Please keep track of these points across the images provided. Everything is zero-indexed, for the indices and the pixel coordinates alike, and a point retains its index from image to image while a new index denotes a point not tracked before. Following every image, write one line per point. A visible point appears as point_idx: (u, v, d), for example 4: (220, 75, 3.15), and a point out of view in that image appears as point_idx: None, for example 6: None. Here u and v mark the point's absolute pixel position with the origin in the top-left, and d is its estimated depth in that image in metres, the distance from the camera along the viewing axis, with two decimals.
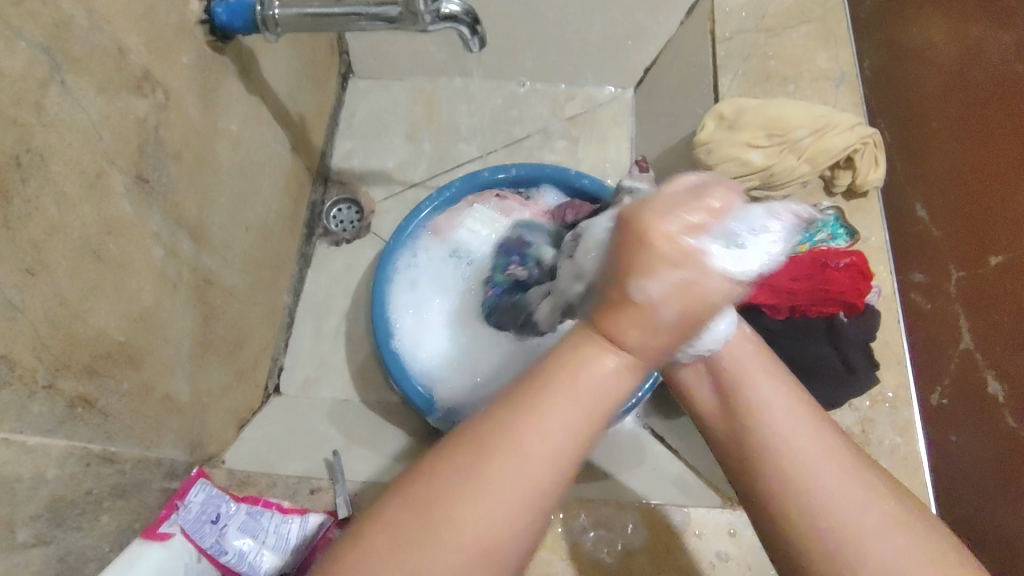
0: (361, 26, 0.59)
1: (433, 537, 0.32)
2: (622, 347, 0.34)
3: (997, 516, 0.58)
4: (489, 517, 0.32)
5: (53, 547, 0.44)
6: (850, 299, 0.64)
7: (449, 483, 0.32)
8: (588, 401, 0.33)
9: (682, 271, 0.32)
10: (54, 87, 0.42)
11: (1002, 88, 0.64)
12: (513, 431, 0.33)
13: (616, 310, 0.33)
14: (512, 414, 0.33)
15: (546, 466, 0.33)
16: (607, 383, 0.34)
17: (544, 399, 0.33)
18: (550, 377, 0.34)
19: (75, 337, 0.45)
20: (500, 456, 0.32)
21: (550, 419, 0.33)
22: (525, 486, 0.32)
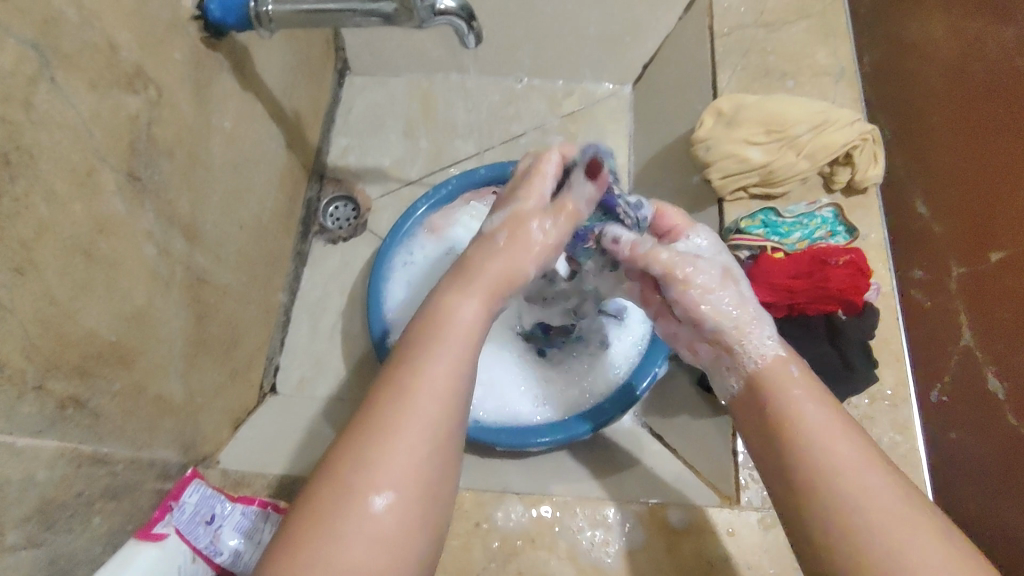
0: (356, 23, 0.58)
1: (347, 505, 0.35)
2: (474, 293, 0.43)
3: (996, 513, 0.58)
4: (396, 466, 0.36)
5: (43, 550, 0.44)
6: (849, 296, 0.63)
7: (354, 455, 0.36)
8: (456, 338, 0.41)
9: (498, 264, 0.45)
10: (43, 84, 0.42)
11: (1004, 81, 0.64)
12: (398, 387, 0.38)
13: (476, 260, 0.46)
14: (397, 377, 0.39)
15: (438, 408, 0.38)
16: (466, 320, 0.42)
17: (423, 354, 0.40)
18: (428, 338, 0.41)
19: (66, 337, 0.45)
20: (392, 411, 0.37)
21: (435, 362, 0.39)
22: (418, 432, 0.37)
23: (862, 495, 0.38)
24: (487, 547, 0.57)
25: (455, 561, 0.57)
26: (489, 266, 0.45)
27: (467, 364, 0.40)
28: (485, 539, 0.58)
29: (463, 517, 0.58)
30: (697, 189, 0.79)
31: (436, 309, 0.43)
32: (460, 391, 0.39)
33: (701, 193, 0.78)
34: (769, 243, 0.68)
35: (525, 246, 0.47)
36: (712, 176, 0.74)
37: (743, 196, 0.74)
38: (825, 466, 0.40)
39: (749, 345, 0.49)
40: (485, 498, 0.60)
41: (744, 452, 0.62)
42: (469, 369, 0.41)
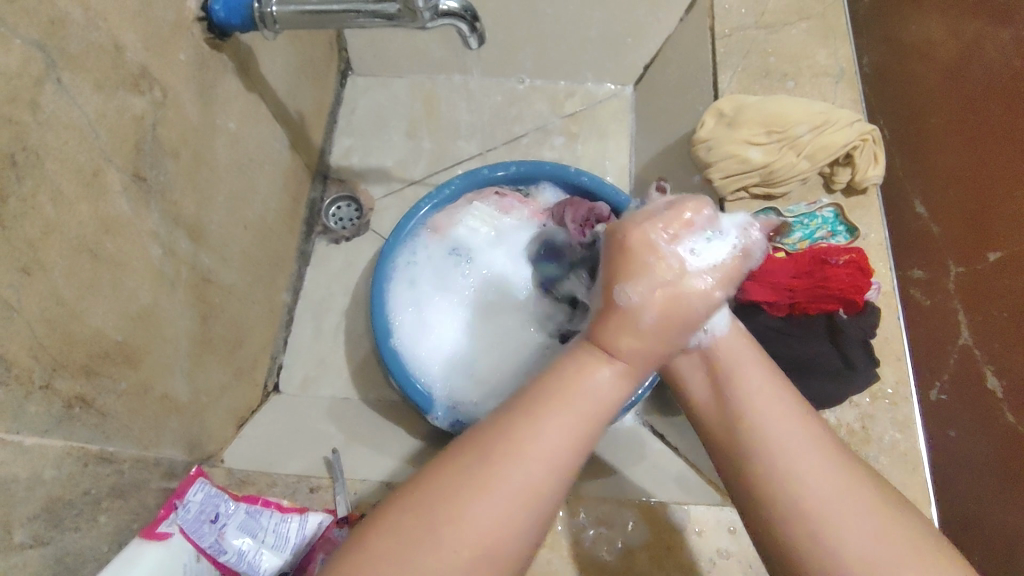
0: (360, 23, 0.59)
1: (443, 532, 0.36)
2: (617, 358, 0.41)
3: (996, 511, 0.58)
4: (498, 513, 0.37)
5: (51, 548, 0.44)
6: (849, 296, 0.64)
7: (460, 490, 0.37)
8: (587, 404, 0.39)
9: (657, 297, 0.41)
10: (49, 85, 0.42)
11: (1000, 84, 0.65)
12: (522, 434, 0.38)
13: (610, 322, 0.41)
14: (510, 425, 0.39)
15: (547, 467, 0.38)
16: (603, 389, 0.40)
17: (545, 408, 0.39)
18: (556, 385, 0.40)
19: (72, 336, 0.45)
20: (503, 462, 0.37)
21: (557, 421, 0.39)
22: (525, 486, 0.37)
23: (807, 482, 0.40)
24: None
25: None
26: (639, 331, 0.40)
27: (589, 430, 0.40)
28: None
29: None
30: (699, 189, 0.80)
31: (567, 364, 0.41)
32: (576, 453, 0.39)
33: (703, 193, 0.79)
34: (771, 242, 0.68)
35: (634, 323, 0.40)
36: (713, 176, 0.74)
37: (745, 196, 0.74)
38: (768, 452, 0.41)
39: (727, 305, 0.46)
40: None
41: None
42: (588, 437, 0.40)
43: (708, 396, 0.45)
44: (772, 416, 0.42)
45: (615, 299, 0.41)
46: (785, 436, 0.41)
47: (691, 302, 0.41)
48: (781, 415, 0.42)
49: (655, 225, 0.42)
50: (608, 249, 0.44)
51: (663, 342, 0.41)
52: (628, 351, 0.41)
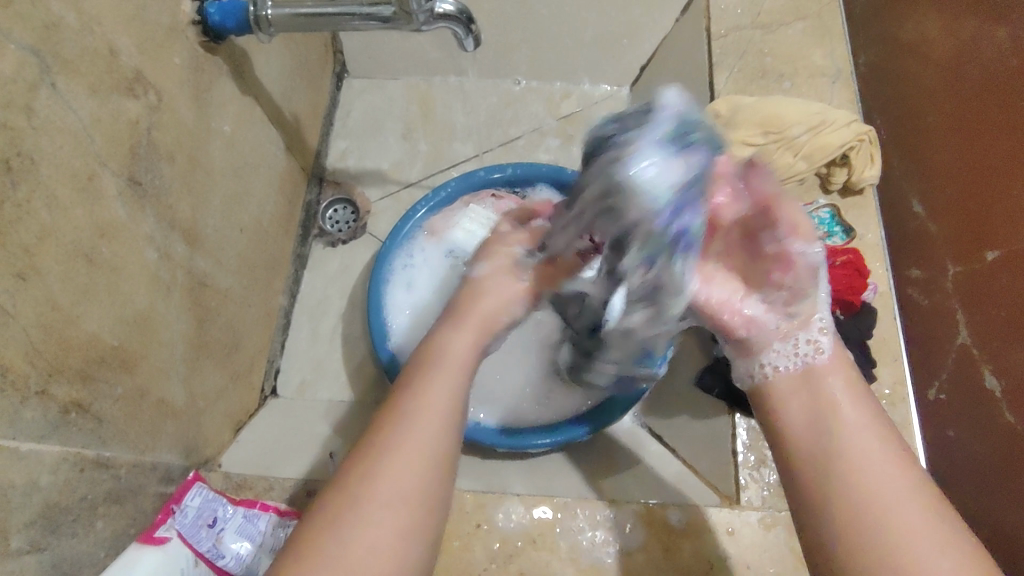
0: (354, 26, 0.59)
1: (350, 519, 0.37)
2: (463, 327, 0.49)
3: (998, 511, 0.57)
4: (400, 484, 0.39)
5: (47, 554, 0.44)
6: (846, 296, 0.64)
7: (362, 474, 0.39)
8: (450, 368, 0.45)
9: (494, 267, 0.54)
10: (44, 90, 0.42)
11: (997, 81, 0.64)
12: (403, 408, 0.42)
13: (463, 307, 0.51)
14: (388, 418, 0.42)
15: (436, 425, 0.42)
16: (459, 352, 0.47)
17: (418, 383, 0.44)
18: (429, 362, 0.46)
19: (69, 341, 0.45)
20: (394, 429, 0.41)
21: (432, 389, 0.43)
22: (415, 448, 0.40)
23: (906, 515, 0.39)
24: (488, 548, 0.58)
25: (456, 562, 0.57)
26: (474, 310, 0.50)
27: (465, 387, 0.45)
28: (486, 540, 0.58)
29: (465, 518, 0.59)
30: None
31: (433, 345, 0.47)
32: (454, 408, 0.43)
33: None
34: None
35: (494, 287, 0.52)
36: None
37: None
38: (868, 485, 0.41)
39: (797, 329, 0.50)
40: (487, 499, 0.60)
41: (744, 451, 0.62)
42: (463, 397, 0.44)
43: (802, 415, 0.46)
44: (857, 434, 0.43)
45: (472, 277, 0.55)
46: (869, 456, 0.42)
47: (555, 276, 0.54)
48: (865, 439, 0.43)
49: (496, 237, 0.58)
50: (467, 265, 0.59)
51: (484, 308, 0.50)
52: (476, 321, 0.50)
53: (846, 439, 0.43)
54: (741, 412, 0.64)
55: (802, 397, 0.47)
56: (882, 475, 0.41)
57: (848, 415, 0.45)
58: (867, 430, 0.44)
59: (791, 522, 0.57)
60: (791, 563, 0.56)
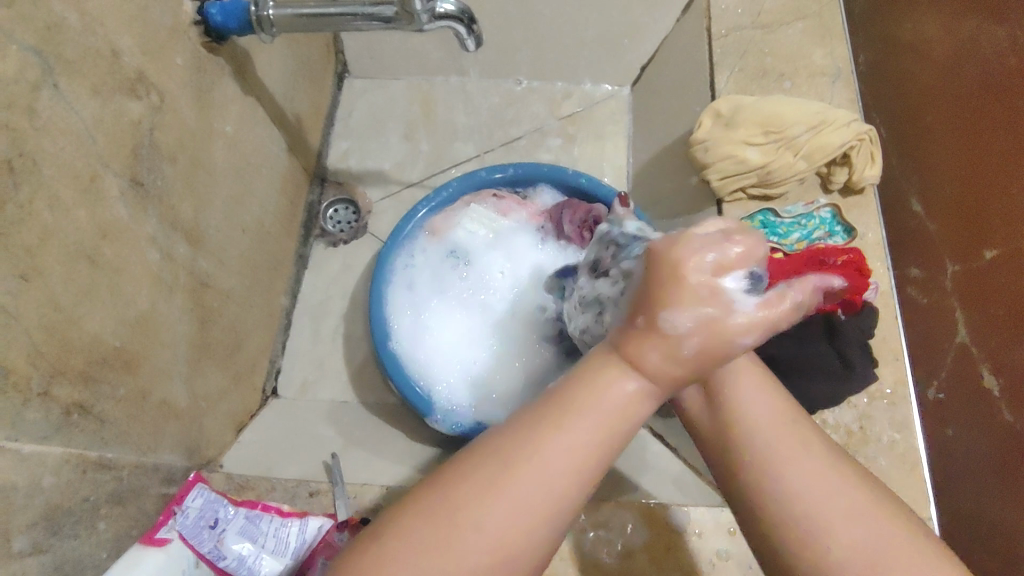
0: (357, 26, 0.59)
1: (453, 544, 0.35)
2: (646, 374, 0.37)
3: (996, 508, 0.58)
4: (508, 529, 0.35)
5: (50, 555, 0.44)
6: (849, 297, 0.62)
7: (473, 504, 0.36)
8: (606, 417, 0.37)
9: (707, 308, 0.36)
10: (47, 90, 0.42)
11: (996, 81, 0.64)
12: (542, 445, 0.36)
13: (648, 346, 0.37)
14: (521, 438, 0.37)
15: (565, 478, 0.36)
16: (621, 404, 0.37)
17: (555, 419, 0.37)
18: (578, 392, 0.38)
19: (70, 342, 0.45)
20: (521, 464, 0.36)
21: (570, 435, 0.37)
22: (536, 494, 0.36)
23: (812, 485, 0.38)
24: None
25: None
26: (649, 354, 0.37)
27: (619, 437, 0.38)
28: None
29: None
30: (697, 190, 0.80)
31: (592, 371, 0.39)
32: (595, 462, 0.37)
33: (700, 195, 0.78)
34: (768, 244, 0.68)
35: (674, 339, 0.36)
36: (710, 176, 0.74)
37: (742, 196, 0.74)
38: (775, 472, 0.39)
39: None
40: None
41: None
42: (607, 452, 0.38)
43: (698, 401, 0.43)
44: (759, 413, 0.41)
45: (657, 317, 0.36)
46: (770, 434, 0.40)
47: (729, 338, 0.36)
48: (769, 415, 0.41)
49: (691, 247, 0.36)
50: (653, 266, 0.37)
51: (715, 359, 0.37)
52: (656, 367, 0.37)
53: (747, 424, 0.41)
54: None
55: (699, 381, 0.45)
56: (785, 448, 0.39)
57: (743, 394, 0.42)
58: (764, 404, 0.41)
59: None
60: None
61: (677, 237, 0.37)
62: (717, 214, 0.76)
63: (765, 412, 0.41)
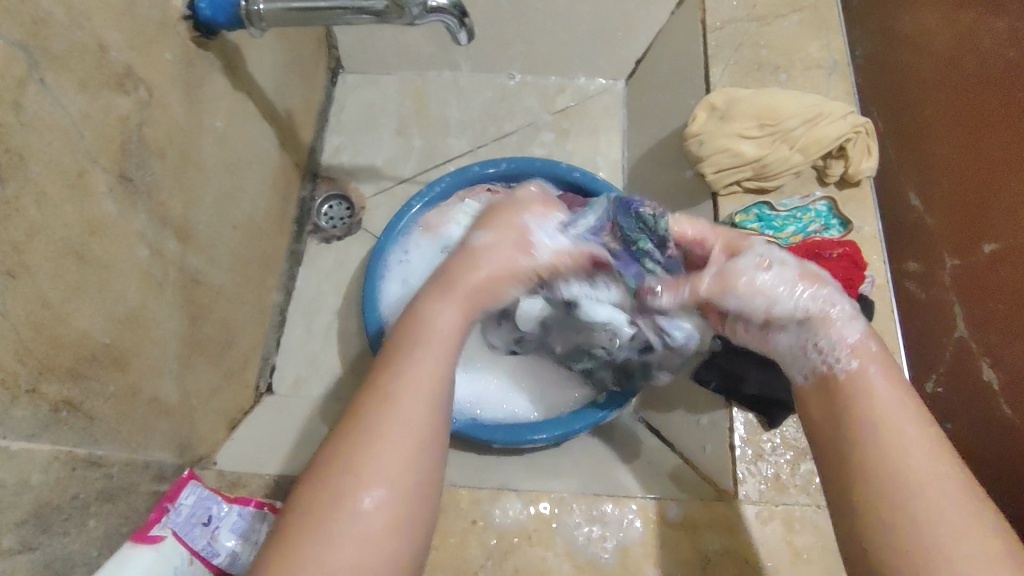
0: (347, 20, 0.58)
1: (335, 503, 0.37)
2: (452, 296, 0.45)
3: (990, 502, 0.59)
4: (381, 468, 0.38)
5: (39, 553, 0.43)
6: (843, 289, 0.63)
7: (343, 462, 0.38)
8: (434, 343, 0.43)
9: (504, 234, 0.49)
10: (32, 85, 0.41)
11: (998, 74, 0.63)
12: (384, 391, 0.40)
13: (455, 267, 0.47)
14: (378, 389, 0.41)
15: (423, 405, 0.40)
16: (444, 328, 0.44)
17: (401, 360, 0.42)
18: (413, 336, 0.43)
19: (59, 339, 0.45)
20: (380, 409, 0.40)
21: (415, 368, 0.41)
22: (405, 429, 0.39)
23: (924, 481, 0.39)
24: (484, 544, 0.57)
25: (451, 559, 0.57)
26: (466, 279, 0.46)
27: (449, 360, 0.43)
28: (482, 536, 0.58)
29: (460, 514, 0.58)
30: (689, 185, 0.79)
31: (416, 313, 0.45)
32: (442, 388, 0.41)
33: (694, 188, 0.78)
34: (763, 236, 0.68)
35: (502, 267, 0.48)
36: (706, 170, 0.73)
37: (737, 189, 0.74)
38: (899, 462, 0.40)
39: (838, 324, 0.47)
40: (482, 495, 0.59)
41: (741, 445, 0.61)
42: (447, 372, 0.43)
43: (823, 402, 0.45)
44: (885, 406, 0.42)
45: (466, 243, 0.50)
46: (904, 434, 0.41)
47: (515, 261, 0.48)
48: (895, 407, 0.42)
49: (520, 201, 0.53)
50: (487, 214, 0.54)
51: (499, 281, 0.47)
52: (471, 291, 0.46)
53: (870, 408, 0.42)
54: (736, 405, 0.63)
55: (820, 388, 0.46)
56: (914, 448, 0.40)
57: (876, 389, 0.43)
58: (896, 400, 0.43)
59: (788, 515, 0.57)
60: (788, 556, 0.55)
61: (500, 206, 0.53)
62: (712, 207, 0.75)
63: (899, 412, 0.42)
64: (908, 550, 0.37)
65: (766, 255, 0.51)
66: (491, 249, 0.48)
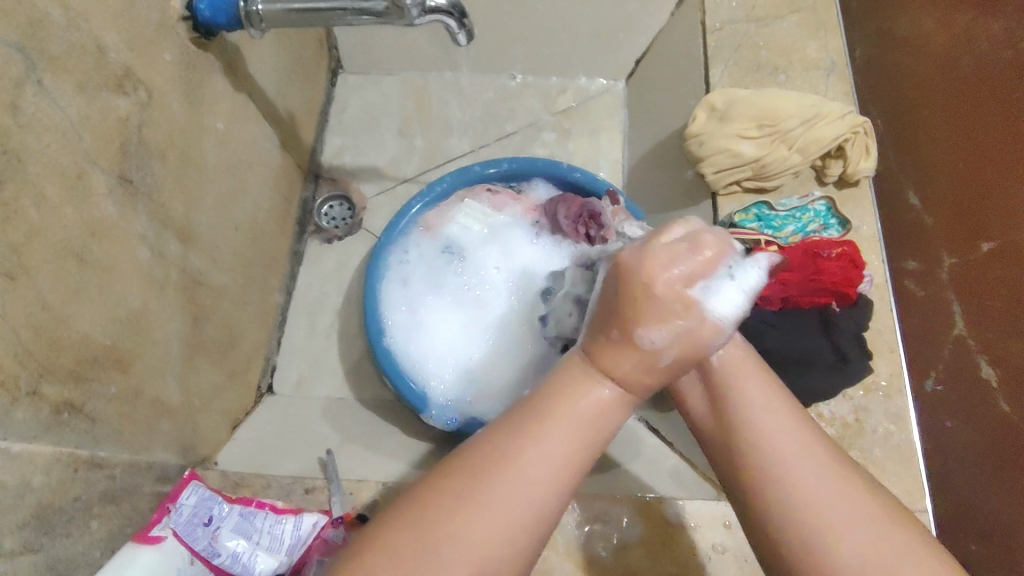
0: (348, 21, 0.58)
1: (428, 551, 0.35)
2: (617, 381, 0.39)
3: (993, 498, 0.58)
4: (484, 540, 0.35)
5: (42, 554, 0.44)
6: (842, 289, 0.64)
7: (449, 513, 0.36)
8: (581, 425, 0.38)
9: (676, 309, 0.38)
10: (30, 87, 0.41)
11: (995, 74, 0.64)
12: (507, 453, 0.37)
13: (614, 348, 0.38)
14: (501, 447, 0.37)
15: (541, 488, 0.37)
16: (595, 412, 0.38)
17: (532, 427, 0.38)
18: (555, 402, 0.38)
19: (60, 341, 0.45)
20: (500, 474, 0.36)
21: (546, 444, 0.37)
22: (517, 508, 0.36)
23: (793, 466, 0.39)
24: None
25: None
26: (623, 360, 0.38)
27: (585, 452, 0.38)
28: None
29: None
30: (690, 185, 0.79)
31: (564, 382, 0.39)
32: (569, 477, 0.38)
33: (695, 189, 0.78)
34: (762, 236, 0.67)
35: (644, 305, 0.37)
36: (706, 170, 0.73)
37: (737, 189, 0.74)
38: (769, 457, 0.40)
39: None
40: None
41: None
42: (580, 462, 0.38)
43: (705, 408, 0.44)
44: (758, 410, 0.41)
45: (627, 330, 0.38)
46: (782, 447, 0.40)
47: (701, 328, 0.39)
48: (774, 419, 0.41)
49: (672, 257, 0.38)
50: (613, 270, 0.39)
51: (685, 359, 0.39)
52: (625, 374, 0.39)
53: (740, 400, 0.42)
54: None
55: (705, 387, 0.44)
56: (780, 437, 0.40)
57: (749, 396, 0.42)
58: (769, 405, 0.42)
59: None
60: None
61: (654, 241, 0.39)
62: (712, 207, 0.75)
63: (776, 421, 0.41)
64: (786, 538, 0.38)
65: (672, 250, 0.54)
66: (656, 318, 0.38)
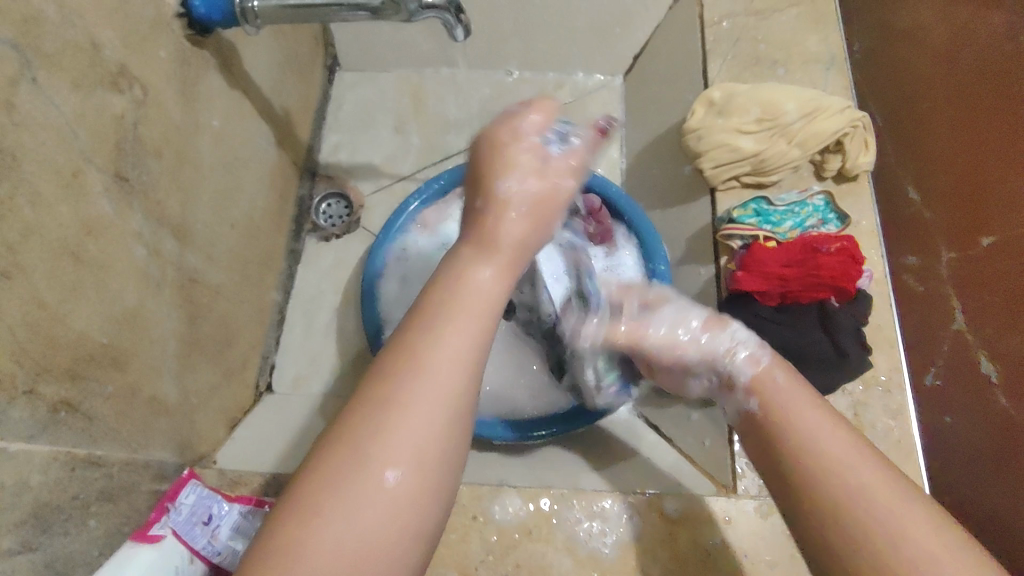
0: (343, 16, 0.59)
1: (349, 476, 0.33)
2: (496, 256, 0.41)
3: (990, 498, 0.58)
4: (412, 440, 0.34)
5: (40, 553, 0.43)
6: (842, 285, 0.64)
7: (368, 424, 0.34)
8: (474, 307, 0.38)
9: (528, 166, 0.45)
10: (24, 85, 0.41)
11: (996, 67, 0.63)
12: (418, 349, 0.36)
13: (488, 215, 0.43)
14: (413, 346, 0.36)
15: (455, 376, 0.36)
16: (486, 288, 0.40)
17: (436, 322, 0.37)
18: (445, 290, 0.39)
19: (55, 340, 0.44)
20: (414, 374, 0.35)
21: (451, 333, 0.37)
22: (437, 406, 0.35)
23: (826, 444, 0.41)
24: (485, 541, 0.57)
25: (452, 555, 0.57)
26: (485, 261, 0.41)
27: (487, 331, 0.38)
28: (483, 533, 0.58)
29: (461, 510, 0.59)
30: (688, 180, 0.79)
31: (452, 270, 0.40)
32: (476, 361, 0.37)
33: (694, 184, 0.78)
34: (761, 231, 0.67)
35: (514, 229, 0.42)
36: (704, 165, 0.73)
37: (736, 184, 0.74)
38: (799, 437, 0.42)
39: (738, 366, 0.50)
40: (483, 492, 0.60)
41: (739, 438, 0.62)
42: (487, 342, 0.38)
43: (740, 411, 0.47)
44: (783, 400, 0.45)
45: (495, 189, 0.44)
46: (813, 429, 0.42)
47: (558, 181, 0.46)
48: (798, 406, 0.44)
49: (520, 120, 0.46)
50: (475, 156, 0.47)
51: (547, 209, 0.45)
52: (508, 242, 0.42)
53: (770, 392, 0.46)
54: None
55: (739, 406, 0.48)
56: (810, 420, 0.42)
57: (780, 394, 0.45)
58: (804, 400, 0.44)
59: None
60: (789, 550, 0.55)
61: (499, 127, 0.47)
62: (710, 204, 0.75)
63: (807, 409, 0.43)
64: (818, 506, 0.39)
65: (675, 315, 0.56)
66: (536, 171, 0.45)
